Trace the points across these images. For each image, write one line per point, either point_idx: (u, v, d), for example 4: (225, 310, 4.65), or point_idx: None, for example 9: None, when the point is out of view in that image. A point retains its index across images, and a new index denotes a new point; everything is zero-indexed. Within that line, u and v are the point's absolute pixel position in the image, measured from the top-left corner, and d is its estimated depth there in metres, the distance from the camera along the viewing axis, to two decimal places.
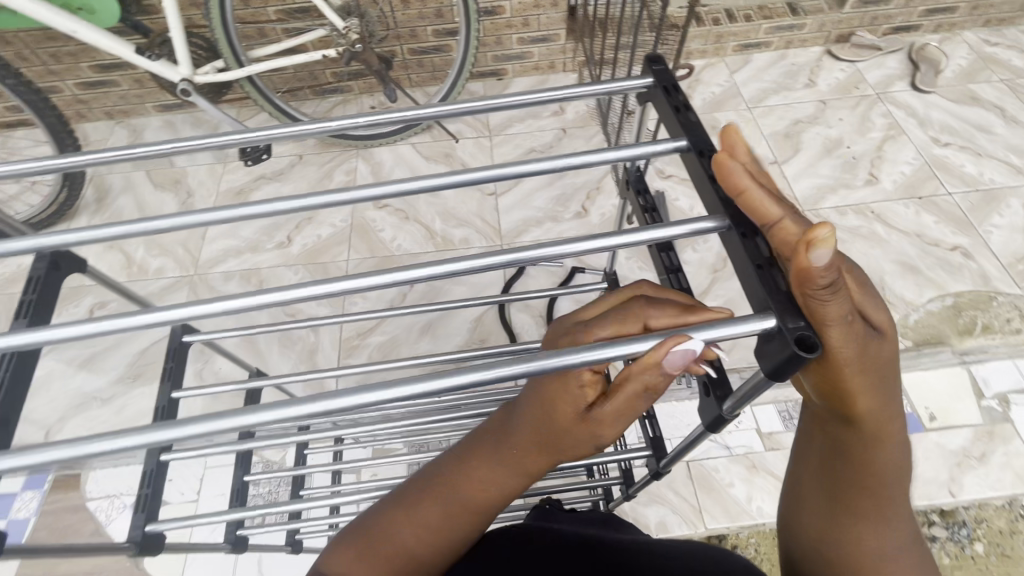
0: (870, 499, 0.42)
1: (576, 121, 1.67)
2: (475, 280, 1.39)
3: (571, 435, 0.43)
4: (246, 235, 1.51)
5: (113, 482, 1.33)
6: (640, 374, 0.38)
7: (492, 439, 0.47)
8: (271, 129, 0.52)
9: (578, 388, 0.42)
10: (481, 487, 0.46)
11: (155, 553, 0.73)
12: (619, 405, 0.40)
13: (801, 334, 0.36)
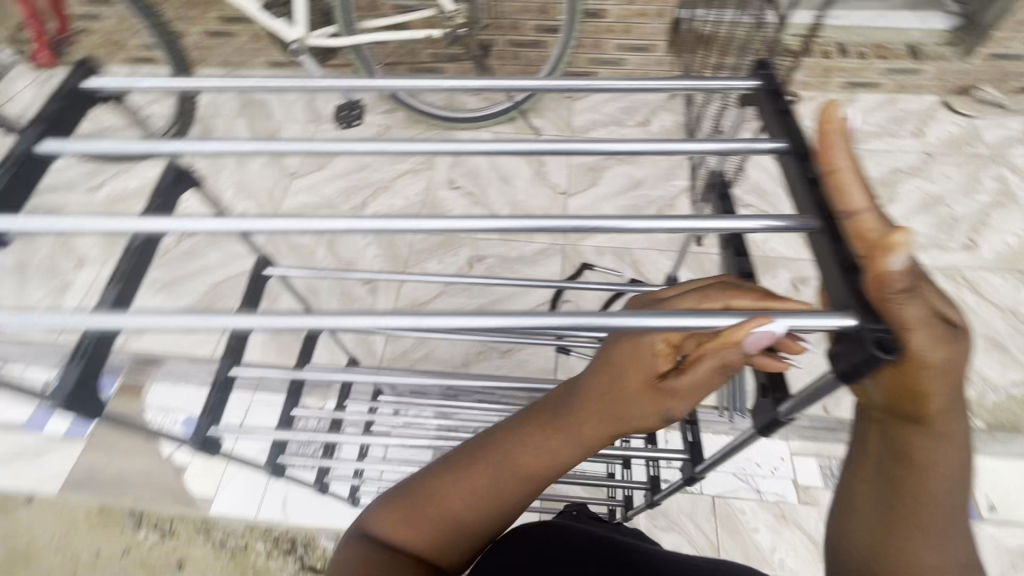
0: (929, 511, 0.39)
1: (660, 135, 1.65)
2: (531, 273, 1.41)
3: (639, 403, 0.44)
4: (325, 194, 1.59)
5: (171, 398, 1.45)
6: (718, 351, 0.38)
7: (552, 412, 0.48)
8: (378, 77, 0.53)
9: (652, 356, 0.43)
10: (534, 457, 0.48)
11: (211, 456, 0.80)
12: (696, 378, 0.41)
13: (880, 337, 0.34)
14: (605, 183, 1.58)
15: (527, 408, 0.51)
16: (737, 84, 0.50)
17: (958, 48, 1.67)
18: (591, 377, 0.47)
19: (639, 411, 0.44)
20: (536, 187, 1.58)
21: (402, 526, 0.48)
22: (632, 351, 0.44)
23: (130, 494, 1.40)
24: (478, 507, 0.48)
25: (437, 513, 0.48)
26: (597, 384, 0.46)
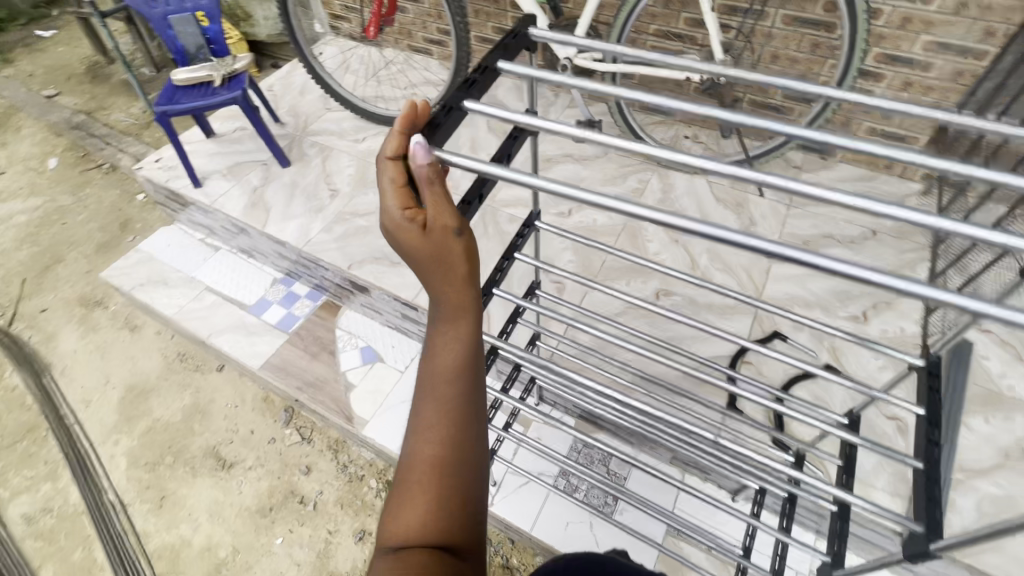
0: None
1: (893, 229, 1.55)
2: (719, 324, 1.38)
3: (435, 244, 0.56)
4: (535, 194, 1.74)
5: (358, 326, 1.72)
6: (425, 179, 0.56)
7: (440, 326, 0.58)
8: (770, 79, 0.75)
9: (402, 215, 0.56)
10: (444, 361, 0.57)
11: None
12: (432, 198, 0.56)
13: None
14: None
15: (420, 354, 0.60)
16: None
17: None
18: (414, 267, 0.59)
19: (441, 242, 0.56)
20: None
21: (398, 524, 0.50)
22: (396, 230, 0.56)
23: (303, 393, 1.60)
24: (443, 442, 0.53)
25: (416, 485, 0.52)
26: (420, 267, 0.57)
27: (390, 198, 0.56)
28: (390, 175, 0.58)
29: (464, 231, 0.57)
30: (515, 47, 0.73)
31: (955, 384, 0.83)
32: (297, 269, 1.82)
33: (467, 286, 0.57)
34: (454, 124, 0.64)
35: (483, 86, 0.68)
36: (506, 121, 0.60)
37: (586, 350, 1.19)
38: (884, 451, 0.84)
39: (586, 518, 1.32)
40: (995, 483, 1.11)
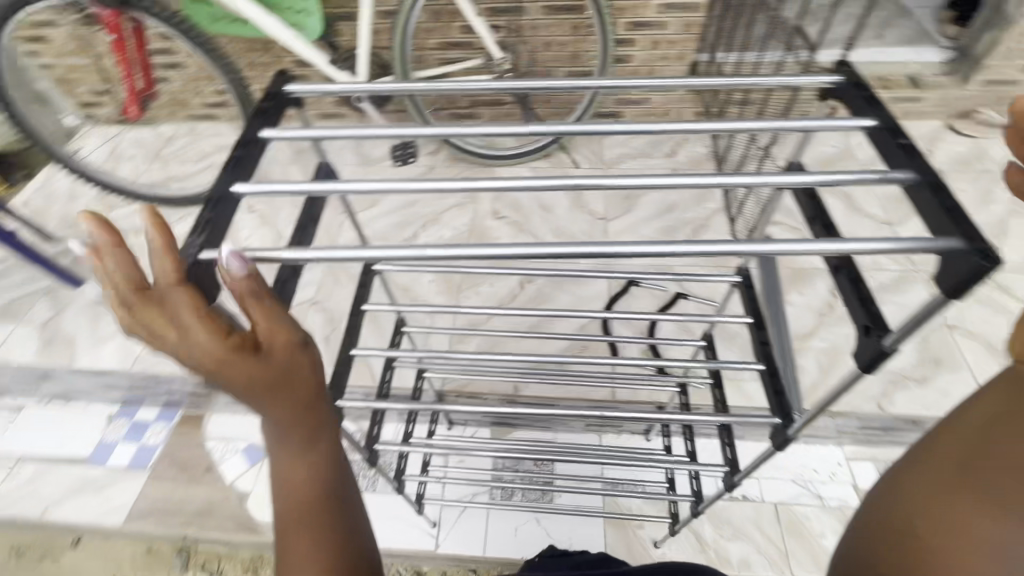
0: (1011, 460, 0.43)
1: (688, 163, 1.79)
2: (582, 292, 1.49)
3: (275, 370, 0.47)
4: (375, 227, 1.70)
5: (232, 428, 1.51)
6: (249, 294, 0.48)
7: (286, 459, 0.52)
8: (537, 82, 0.83)
9: (223, 348, 0.45)
10: (302, 495, 0.52)
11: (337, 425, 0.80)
12: (261, 315, 0.48)
13: (987, 249, 0.43)
14: (640, 208, 1.68)
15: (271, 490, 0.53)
16: (821, 78, 0.65)
17: (955, 78, 1.85)
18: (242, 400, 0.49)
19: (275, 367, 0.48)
20: (575, 213, 1.68)
21: None
22: (221, 368, 0.45)
23: (192, 526, 1.38)
24: None
25: None
26: (252, 399, 0.48)
27: (206, 332, 0.45)
28: (184, 307, 0.46)
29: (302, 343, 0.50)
30: (276, 111, 0.69)
31: (763, 288, 0.98)
32: (135, 394, 1.56)
33: (311, 406, 0.51)
34: (227, 215, 0.58)
35: (251, 163, 0.63)
36: (293, 194, 0.57)
37: (472, 370, 1.18)
38: (737, 365, 0.96)
39: (530, 517, 1.33)
40: (822, 341, 1.34)
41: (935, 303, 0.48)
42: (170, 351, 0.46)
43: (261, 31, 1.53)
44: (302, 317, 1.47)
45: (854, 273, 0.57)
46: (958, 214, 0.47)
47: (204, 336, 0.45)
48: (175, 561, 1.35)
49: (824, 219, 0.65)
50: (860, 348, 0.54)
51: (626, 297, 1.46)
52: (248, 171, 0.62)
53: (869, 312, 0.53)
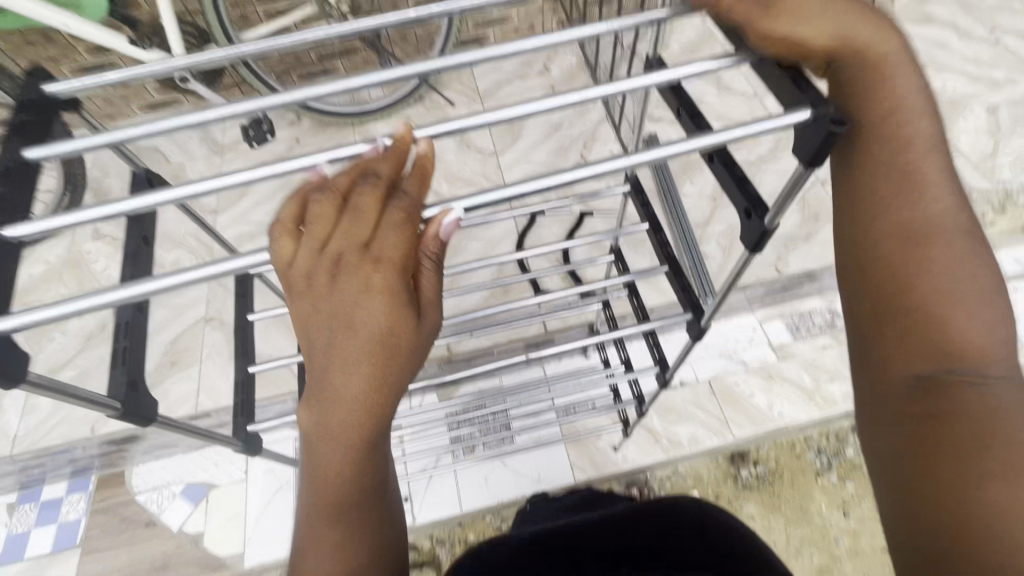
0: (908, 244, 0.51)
1: (563, 76, 1.74)
2: (489, 235, 1.45)
3: (400, 328, 0.45)
4: (253, 220, 1.53)
5: (159, 474, 1.38)
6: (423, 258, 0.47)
7: (327, 413, 0.46)
8: (370, 22, 0.73)
9: (378, 278, 0.44)
10: (336, 461, 0.48)
11: (255, 455, 0.67)
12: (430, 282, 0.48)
13: (833, 113, 0.45)
14: (527, 134, 1.63)
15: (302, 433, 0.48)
16: None
17: None
18: (332, 333, 0.45)
19: (409, 346, 0.46)
20: (463, 155, 1.61)
21: None
22: (369, 290, 0.44)
23: None
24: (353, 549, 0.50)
25: None
26: (343, 335, 0.45)
27: (390, 247, 0.44)
28: (390, 220, 0.45)
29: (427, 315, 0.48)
30: (38, 123, 0.56)
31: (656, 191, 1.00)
32: (32, 475, 1.37)
33: (388, 372, 0.46)
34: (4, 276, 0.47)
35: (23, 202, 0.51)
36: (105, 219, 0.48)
37: None
38: (646, 273, 0.98)
39: (495, 462, 1.36)
40: (718, 224, 1.42)
41: (799, 173, 0.50)
42: (343, 269, 0.44)
43: (26, 18, 1.24)
44: (198, 338, 1.32)
45: (726, 158, 0.58)
46: (802, 83, 0.49)
47: (387, 271, 0.44)
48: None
49: (690, 109, 0.64)
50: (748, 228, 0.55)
51: (534, 228, 1.45)
52: (17, 209, 0.50)
53: (745, 194, 0.55)
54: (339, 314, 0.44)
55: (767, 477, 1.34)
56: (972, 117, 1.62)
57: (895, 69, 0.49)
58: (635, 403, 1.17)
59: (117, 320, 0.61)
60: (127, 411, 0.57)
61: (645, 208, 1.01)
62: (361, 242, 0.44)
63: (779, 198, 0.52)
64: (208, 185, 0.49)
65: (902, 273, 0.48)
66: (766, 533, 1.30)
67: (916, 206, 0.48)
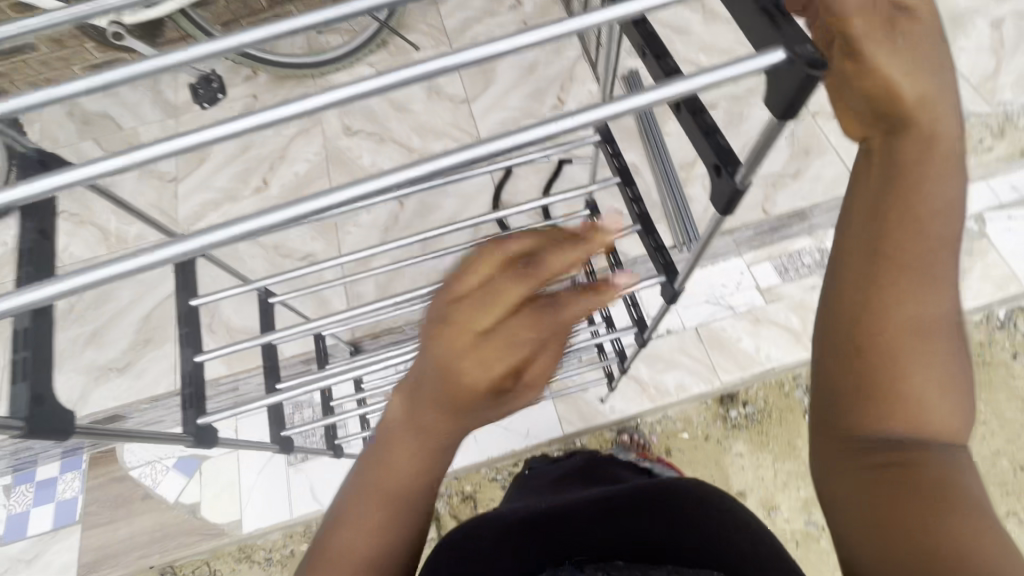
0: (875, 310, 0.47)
1: (536, 10, 1.60)
2: (464, 190, 1.38)
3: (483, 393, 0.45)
4: (215, 187, 1.45)
5: (150, 449, 1.38)
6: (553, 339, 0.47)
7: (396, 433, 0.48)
8: None
9: (492, 344, 0.44)
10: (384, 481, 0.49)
11: (212, 448, 0.63)
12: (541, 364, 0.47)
13: (810, 54, 0.38)
14: (500, 77, 1.52)
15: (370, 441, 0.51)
16: None
17: None
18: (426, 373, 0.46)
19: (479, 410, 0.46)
20: (432, 104, 1.51)
21: None
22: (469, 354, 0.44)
23: (152, 553, 1.30)
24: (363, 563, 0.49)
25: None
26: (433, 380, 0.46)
27: (523, 329, 0.45)
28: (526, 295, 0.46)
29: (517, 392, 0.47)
30: None
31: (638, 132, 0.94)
32: (23, 458, 1.37)
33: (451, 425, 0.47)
34: None
35: None
36: None
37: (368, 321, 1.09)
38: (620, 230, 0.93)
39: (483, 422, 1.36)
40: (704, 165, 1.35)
41: (772, 125, 0.44)
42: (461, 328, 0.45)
43: None
44: (169, 314, 1.29)
45: (695, 105, 0.51)
46: (777, 14, 0.42)
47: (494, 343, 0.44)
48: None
49: (656, 49, 0.57)
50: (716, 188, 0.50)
51: (510, 181, 1.38)
52: None
53: (715, 148, 0.49)
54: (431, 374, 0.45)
55: (755, 416, 1.36)
56: (974, 33, 1.50)
57: (947, 159, 0.43)
58: (618, 359, 1.15)
59: (17, 328, 0.58)
60: (36, 425, 0.56)
61: (619, 160, 0.94)
62: (489, 308, 0.45)
63: (751, 153, 0.46)
64: (98, 160, 0.39)
65: (894, 366, 0.43)
66: (754, 470, 1.33)
67: (921, 304, 0.44)
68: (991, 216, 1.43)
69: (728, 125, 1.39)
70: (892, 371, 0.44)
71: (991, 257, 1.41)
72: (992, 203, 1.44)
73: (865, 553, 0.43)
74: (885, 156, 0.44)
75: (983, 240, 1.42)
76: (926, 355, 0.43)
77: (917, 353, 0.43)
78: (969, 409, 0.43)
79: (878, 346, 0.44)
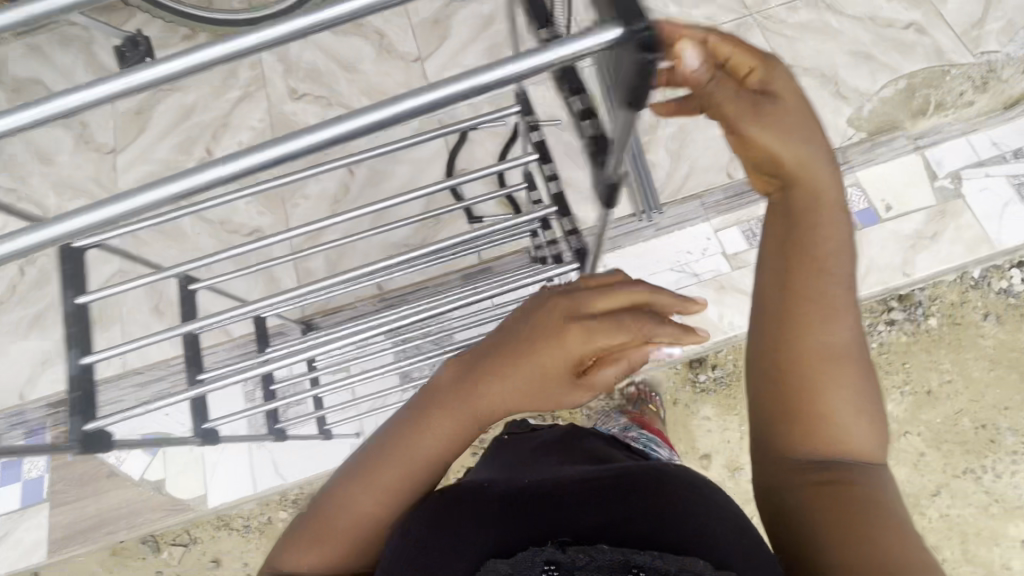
0: (813, 324, 0.52)
1: None
2: (418, 157, 1.31)
3: (550, 385, 0.52)
4: (156, 158, 1.38)
5: None
6: (621, 354, 0.50)
7: (451, 398, 0.55)
8: None
9: (559, 347, 0.50)
10: (425, 442, 0.56)
11: (106, 449, 0.70)
12: (598, 377, 0.51)
13: (641, 36, 0.34)
14: (455, 32, 1.41)
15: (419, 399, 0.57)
16: None
17: None
18: (502, 355, 0.53)
19: (533, 401, 0.53)
20: (383, 64, 1.41)
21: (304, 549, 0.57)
22: (545, 345, 0.51)
23: (120, 528, 1.32)
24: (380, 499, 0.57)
25: (346, 513, 0.56)
26: (505, 364, 0.53)
27: (606, 338, 0.49)
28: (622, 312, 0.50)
29: (566, 394, 0.52)
30: None
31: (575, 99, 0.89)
32: None
33: (503, 405, 0.54)
34: None
35: None
36: None
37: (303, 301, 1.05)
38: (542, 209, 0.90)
39: None
40: None
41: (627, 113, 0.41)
42: (551, 326, 0.51)
43: None
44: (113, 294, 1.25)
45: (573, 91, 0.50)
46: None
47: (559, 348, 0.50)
48: (145, 548, 1.34)
49: None
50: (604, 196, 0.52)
51: (466, 146, 1.31)
52: None
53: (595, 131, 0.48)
54: (512, 387, 0.52)
55: (724, 380, 1.37)
56: None
57: (837, 217, 0.54)
58: None
59: None
60: None
61: (540, 136, 0.89)
62: (592, 306, 0.50)
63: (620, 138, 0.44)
64: None
65: (811, 385, 0.52)
66: (720, 433, 1.37)
67: (833, 333, 0.52)
68: (970, 174, 1.38)
69: None
70: (806, 387, 0.52)
71: (965, 218, 1.36)
72: (971, 160, 1.39)
73: (799, 513, 0.50)
74: (784, 209, 0.55)
75: (958, 201, 1.37)
76: (841, 380, 0.52)
77: (835, 375, 0.52)
78: (868, 428, 0.53)
79: (796, 363, 0.52)
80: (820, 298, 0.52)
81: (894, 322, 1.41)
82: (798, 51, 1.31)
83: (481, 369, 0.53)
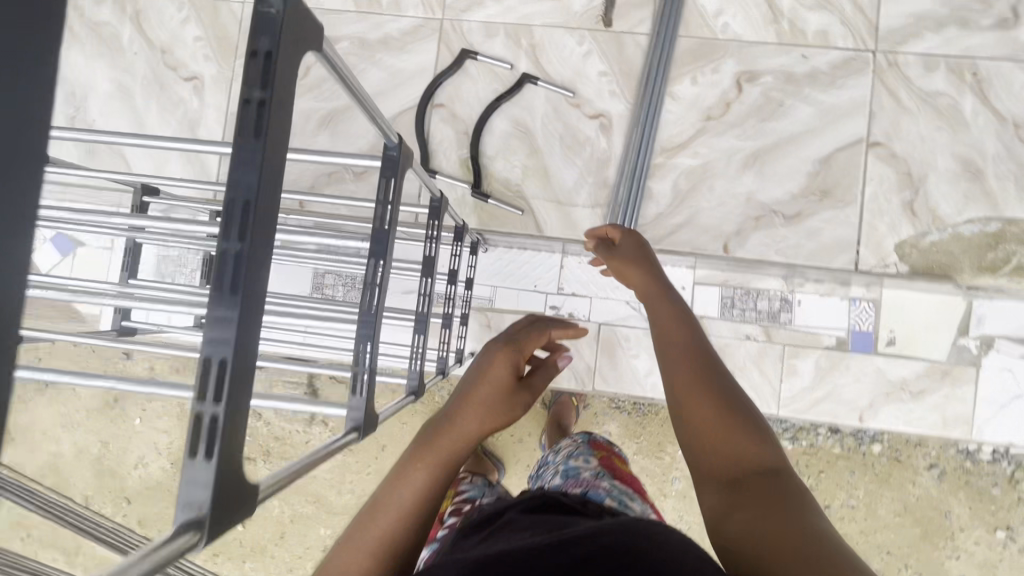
0: (698, 373, 0.54)
1: None
2: (398, 66, 1.07)
3: (504, 399, 0.62)
4: None
5: None
6: (545, 367, 0.70)
7: (423, 440, 0.56)
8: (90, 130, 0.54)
9: (501, 367, 0.63)
10: (405, 500, 0.51)
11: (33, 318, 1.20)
12: (535, 382, 0.67)
13: None
14: None
15: (392, 471, 0.54)
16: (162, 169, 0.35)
17: None
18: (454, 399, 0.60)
19: (486, 399, 0.60)
20: None
21: None
22: (491, 362, 0.64)
23: None
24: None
25: None
26: (466, 400, 0.60)
27: (525, 349, 0.66)
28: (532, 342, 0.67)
29: (518, 394, 0.63)
30: None
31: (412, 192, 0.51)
32: None
33: (473, 424, 0.58)
34: None
35: None
36: None
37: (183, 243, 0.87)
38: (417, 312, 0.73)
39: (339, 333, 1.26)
40: (691, 155, 1.02)
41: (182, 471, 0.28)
42: (488, 363, 0.64)
43: None
44: None
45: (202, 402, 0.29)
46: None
47: (503, 365, 0.63)
48: None
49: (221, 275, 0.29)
50: (224, 523, 0.29)
51: (456, 76, 1.06)
52: None
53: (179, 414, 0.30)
54: (476, 416, 0.58)
55: (643, 407, 1.24)
56: None
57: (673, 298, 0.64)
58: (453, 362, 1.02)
59: None
60: None
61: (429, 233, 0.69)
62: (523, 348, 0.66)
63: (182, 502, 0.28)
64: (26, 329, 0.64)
65: (722, 427, 0.49)
66: None
67: (709, 368, 0.55)
68: (1003, 346, 1.15)
69: (756, 113, 1.01)
70: (722, 425, 0.49)
71: (965, 390, 1.15)
72: (1015, 331, 1.15)
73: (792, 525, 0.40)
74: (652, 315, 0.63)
75: (971, 368, 1.15)
76: (749, 415, 0.51)
77: (723, 401, 0.51)
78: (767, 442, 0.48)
79: (701, 401, 0.51)
80: (700, 351, 0.56)
81: (834, 431, 1.21)
82: (899, 127, 0.99)
83: (447, 412, 0.59)
